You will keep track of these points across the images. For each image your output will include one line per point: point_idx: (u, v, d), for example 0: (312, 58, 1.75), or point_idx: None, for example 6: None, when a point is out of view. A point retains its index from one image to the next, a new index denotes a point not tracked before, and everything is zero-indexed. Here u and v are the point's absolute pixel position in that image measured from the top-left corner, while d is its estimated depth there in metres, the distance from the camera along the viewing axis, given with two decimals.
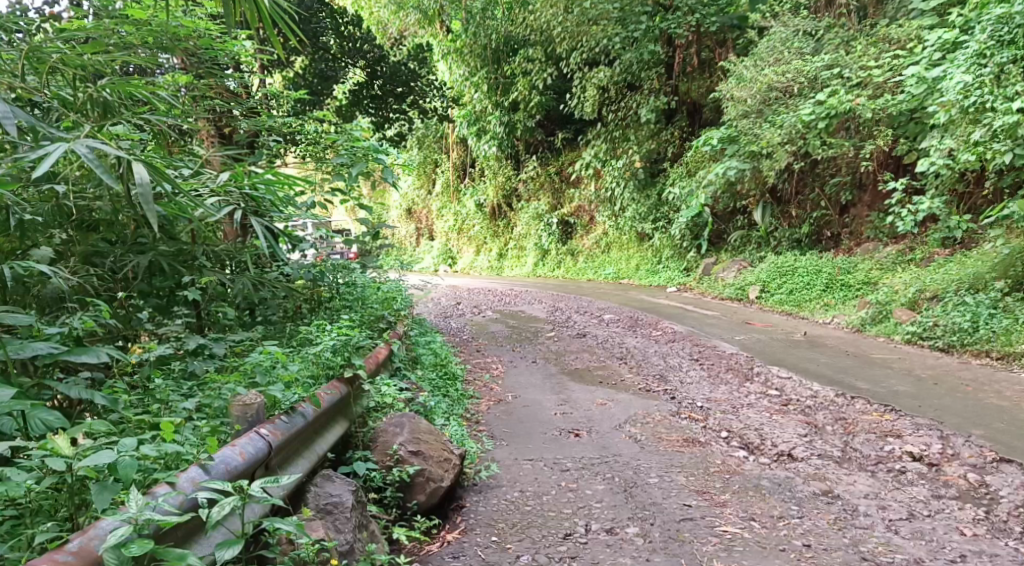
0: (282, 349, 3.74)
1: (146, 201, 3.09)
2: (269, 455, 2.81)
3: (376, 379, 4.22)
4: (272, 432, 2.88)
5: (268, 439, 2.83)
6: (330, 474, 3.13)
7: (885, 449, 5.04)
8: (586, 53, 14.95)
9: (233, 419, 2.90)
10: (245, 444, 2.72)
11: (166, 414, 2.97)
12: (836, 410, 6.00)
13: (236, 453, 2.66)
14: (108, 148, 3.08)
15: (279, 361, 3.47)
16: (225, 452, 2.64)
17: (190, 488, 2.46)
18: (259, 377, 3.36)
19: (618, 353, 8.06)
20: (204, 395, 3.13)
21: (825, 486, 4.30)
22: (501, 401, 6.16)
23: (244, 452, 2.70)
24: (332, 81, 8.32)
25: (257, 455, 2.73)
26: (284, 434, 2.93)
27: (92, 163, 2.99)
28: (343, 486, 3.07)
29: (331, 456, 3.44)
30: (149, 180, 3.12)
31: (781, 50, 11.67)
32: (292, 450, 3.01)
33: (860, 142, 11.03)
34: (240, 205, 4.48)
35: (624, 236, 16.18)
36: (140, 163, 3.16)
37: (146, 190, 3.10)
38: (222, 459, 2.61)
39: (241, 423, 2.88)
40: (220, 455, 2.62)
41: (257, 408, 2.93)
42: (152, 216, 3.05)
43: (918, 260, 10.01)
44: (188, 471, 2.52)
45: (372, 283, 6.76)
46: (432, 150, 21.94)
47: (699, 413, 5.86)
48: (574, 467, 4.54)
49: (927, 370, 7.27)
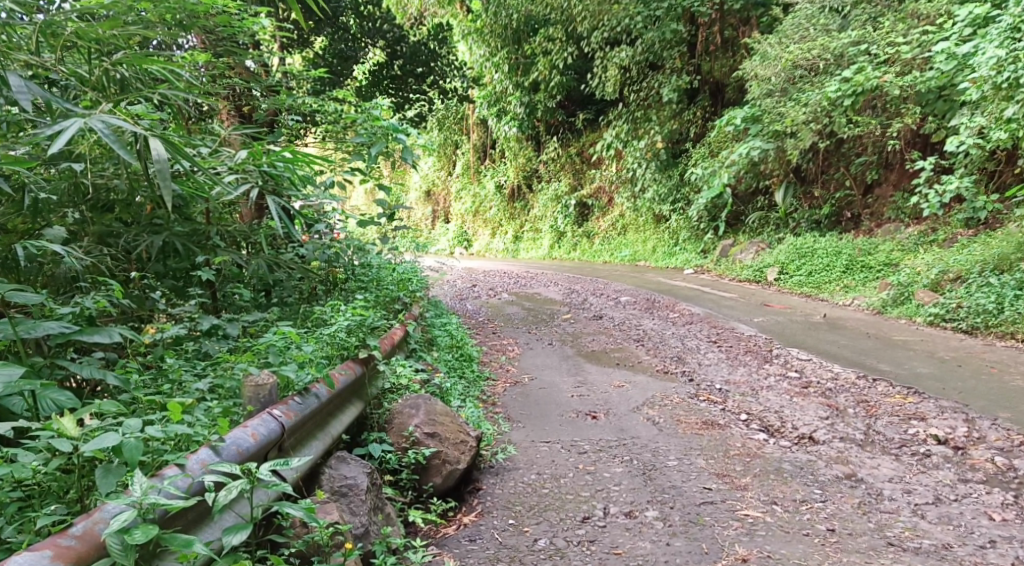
0: (296, 330, 3.71)
1: (164, 177, 3.04)
2: (282, 437, 2.80)
3: (391, 360, 4.17)
4: (286, 413, 2.87)
5: (282, 420, 2.82)
6: (345, 455, 3.11)
7: (909, 432, 4.95)
8: (607, 32, 14.76)
9: (245, 399, 2.85)
10: (257, 425, 2.70)
11: (179, 395, 2.96)
12: (857, 393, 5.90)
13: (248, 435, 2.65)
14: (125, 124, 3.03)
15: (292, 341, 3.43)
16: (237, 433, 2.63)
17: (199, 470, 2.44)
18: (273, 360, 3.31)
19: (635, 335, 7.99)
20: (217, 376, 3.11)
21: (848, 469, 4.22)
22: (517, 382, 6.13)
23: (257, 433, 2.69)
24: (350, 61, 8.27)
25: (269, 437, 2.72)
26: (298, 415, 2.91)
27: (109, 139, 2.95)
28: (358, 468, 3.05)
29: (346, 438, 3.42)
30: (167, 156, 3.08)
31: (808, 27, 11.49)
32: (306, 431, 3.00)
33: (886, 120, 10.80)
34: (258, 183, 4.33)
35: (642, 217, 16.04)
36: (157, 139, 3.12)
37: (164, 166, 3.05)
38: (233, 441, 2.59)
39: (253, 403, 2.83)
40: (231, 437, 2.60)
41: (269, 389, 2.86)
42: (169, 193, 3.01)
43: (940, 240, 9.80)
44: (198, 452, 2.50)
45: (386, 264, 6.74)
46: (451, 131, 21.86)
47: (718, 395, 5.79)
48: (592, 450, 4.50)
49: (951, 352, 7.14)
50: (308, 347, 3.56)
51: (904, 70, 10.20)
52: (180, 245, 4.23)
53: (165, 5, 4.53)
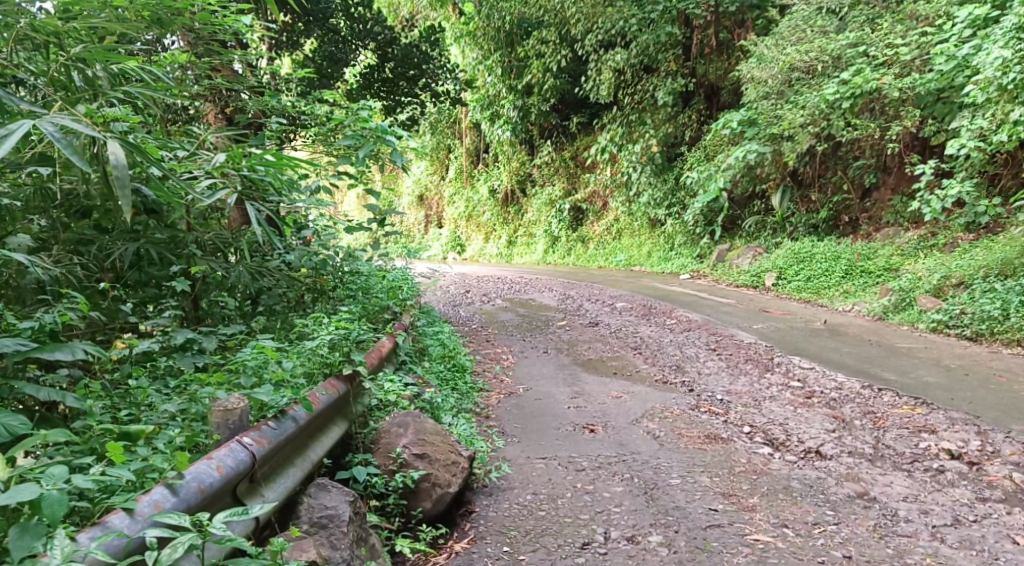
0: (276, 344, 3.48)
1: (122, 184, 2.83)
2: (252, 468, 2.57)
3: (378, 375, 3.94)
4: (259, 441, 2.65)
5: (255, 449, 2.60)
6: (327, 482, 2.88)
7: (920, 446, 4.75)
8: (601, 35, 14.56)
9: (212, 426, 2.63)
10: (224, 457, 2.48)
11: (145, 420, 2.75)
12: (863, 404, 5.70)
13: (213, 468, 2.43)
14: (79, 126, 2.81)
15: (270, 358, 3.21)
16: (200, 467, 2.41)
17: (149, 514, 2.22)
18: (250, 381, 3.10)
19: (632, 343, 7.78)
20: (187, 399, 2.89)
21: (860, 488, 4.01)
22: (511, 393, 5.91)
23: (223, 465, 2.46)
24: (340, 63, 8.06)
25: (236, 469, 2.49)
26: (272, 442, 2.69)
27: (60, 144, 2.74)
28: (340, 496, 2.82)
29: (328, 462, 3.19)
30: (126, 161, 2.87)
31: (804, 29, 11.36)
32: (283, 459, 2.78)
33: (885, 123, 10.63)
34: (237, 188, 4.03)
35: (637, 222, 15.85)
36: (115, 143, 2.91)
37: (122, 173, 2.84)
38: (195, 476, 2.37)
39: (220, 431, 2.62)
40: (192, 472, 2.38)
41: (238, 414, 2.64)
42: (127, 201, 2.80)
43: (941, 245, 9.66)
44: (151, 493, 2.27)
45: (375, 271, 6.51)
46: (444, 135, 21.64)
47: (719, 407, 5.58)
48: (590, 467, 4.29)
49: (957, 360, 6.94)
50: (287, 367, 3.34)
51: (903, 72, 10.02)
52: (154, 253, 4.00)
53: (141, 1, 4.31)
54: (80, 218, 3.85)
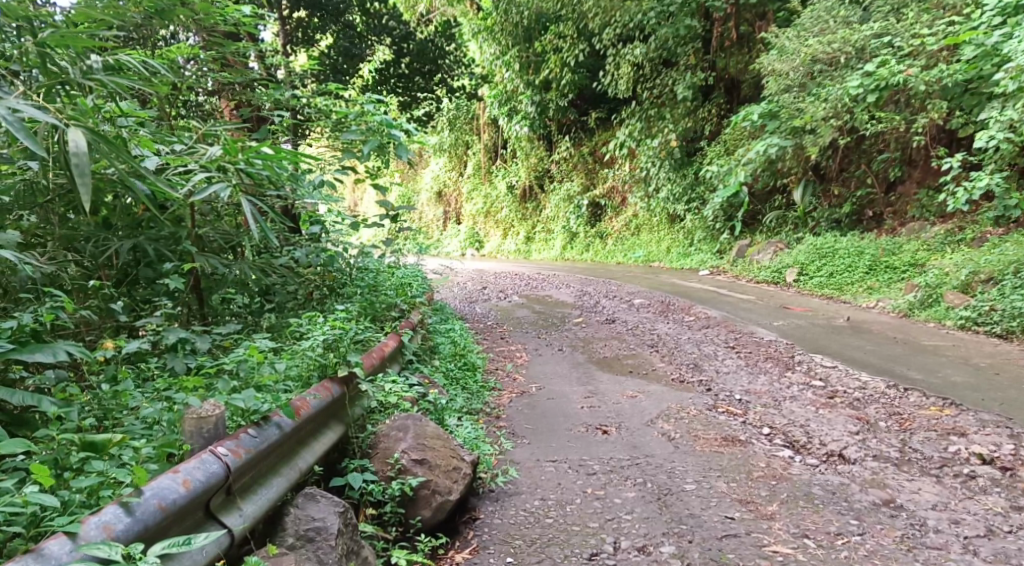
0: (269, 345, 3.35)
1: (81, 172, 2.74)
2: (225, 482, 2.43)
3: (380, 376, 3.79)
4: (235, 451, 2.50)
5: (229, 460, 2.46)
6: (315, 491, 2.74)
7: (949, 450, 4.53)
8: (619, 28, 14.35)
9: (184, 434, 2.50)
10: (192, 471, 2.34)
11: (123, 428, 2.64)
12: (888, 404, 5.47)
13: (179, 482, 2.29)
14: (37, 111, 2.72)
15: (259, 361, 3.09)
16: (164, 481, 2.27)
17: (98, 536, 2.08)
18: (237, 386, 2.98)
19: (650, 340, 7.59)
20: (170, 404, 2.77)
21: (886, 495, 3.81)
22: (524, 392, 5.75)
23: (191, 479, 2.33)
24: (356, 59, 7.91)
25: (205, 484, 2.35)
26: (250, 452, 2.55)
27: (17, 129, 2.64)
28: (329, 507, 2.68)
29: (320, 469, 3.05)
30: (86, 149, 2.78)
31: (827, 20, 11.08)
32: (264, 468, 2.65)
33: (911, 115, 10.31)
34: (231, 180, 3.69)
35: (656, 217, 15.63)
36: (76, 130, 2.81)
37: (82, 161, 2.75)
38: (156, 492, 2.23)
39: (193, 440, 2.49)
40: (154, 488, 2.24)
41: (214, 422, 2.51)
42: (85, 190, 2.71)
43: (969, 239, 9.36)
44: (102, 512, 2.13)
45: (384, 268, 6.37)
46: (462, 131, 21.52)
47: (738, 407, 5.38)
48: (601, 470, 4.13)
49: (987, 359, 6.68)
50: (278, 369, 3.21)
51: (930, 63, 9.70)
52: (149, 250, 3.89)
53: None
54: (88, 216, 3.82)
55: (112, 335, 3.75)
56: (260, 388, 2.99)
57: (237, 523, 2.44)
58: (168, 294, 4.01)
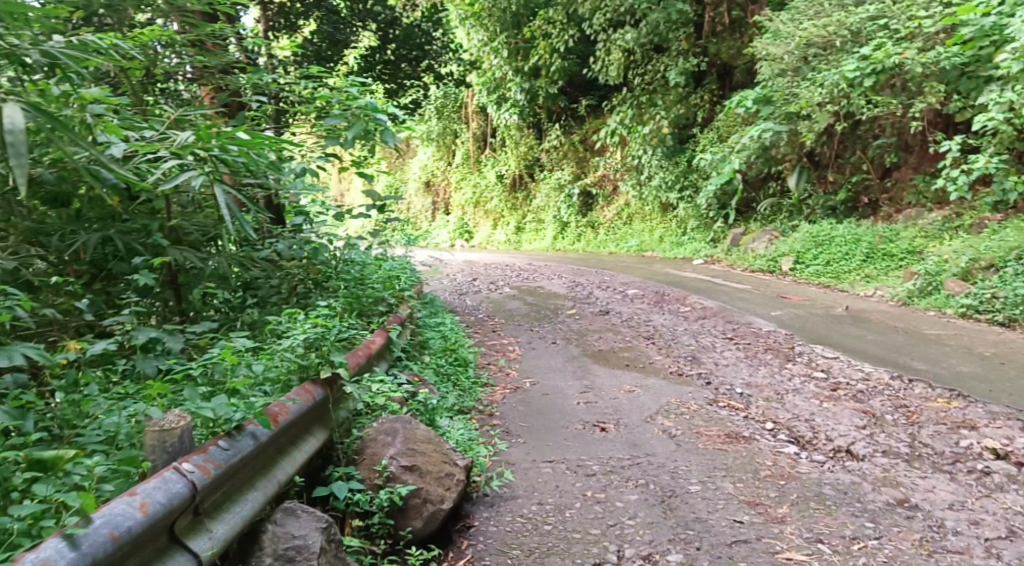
0: (246, 345, 3.15)
1: (17, 151, 2.46)
2: (189, 503, 2.20)
3: (366, 376, 3.58)
4: (201, 468, 2.28)
5: (194, 478, 2.22)
6: (295, 506, 2.54)
7: (960, 445, 4.35)
8: (609, 14, 14.09)
9: (146, 449, 2.30)
10: (151, 492, 2.10)
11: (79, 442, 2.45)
12: (894, 397, 5.30)
13: (136, 506, 2.04)
14: None
15: (233, 364, 2.89)
16: (119, 507, 2.02)
17: None
18: (208, 393, 2.78)
19: (645, 332, 7.39)
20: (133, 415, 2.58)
21: (900, 494, 3.64)
22: (517, 388, 5.54)
23: (149, 501, 2.08)
24: (340, 46, 7.64)
25: (166, 507, 2.11)
26: (218, 467, 2.33)
27: None
28: (311, 522, 2.49)
29: (301, 480, 2.85)
30: (23, 125, 2.50)
31: (822, 2, 10.88)
32: (235, 485, 2.43)
33: (907, 100, 10.12)
34: (203, 170, 3.43)
35: (648, 206, 15.42)
36: (12, 106, 2.53)
37: (17, 139, 2.47)
38: (109, 520, 1.98)
39: (155, 456, 2.29)
40: (107, 515, 1.99)
41: (178, 435, 2.31)
42: (20, 171, 2.44)
43: (967, 226, 9.20)
44: (42, 548, 1.84)
45: (370, 261, 6.14)
46: (451, 120, 21.26)
47: (739, 401, 5.19)
48: (601, 471, 3.94)
49: (991, 348, 6.51)
50: (254, 372, 3.01)
51: (926, 46, 9.50)
52: (118, 244, 3.65)
53: None
54: (57, 207, 3.60)
55: (78, 335, 3.53)
56: (233, 394, 2.79)
57: (205, 547, 2.22)
58: (139, 291, 3.79)
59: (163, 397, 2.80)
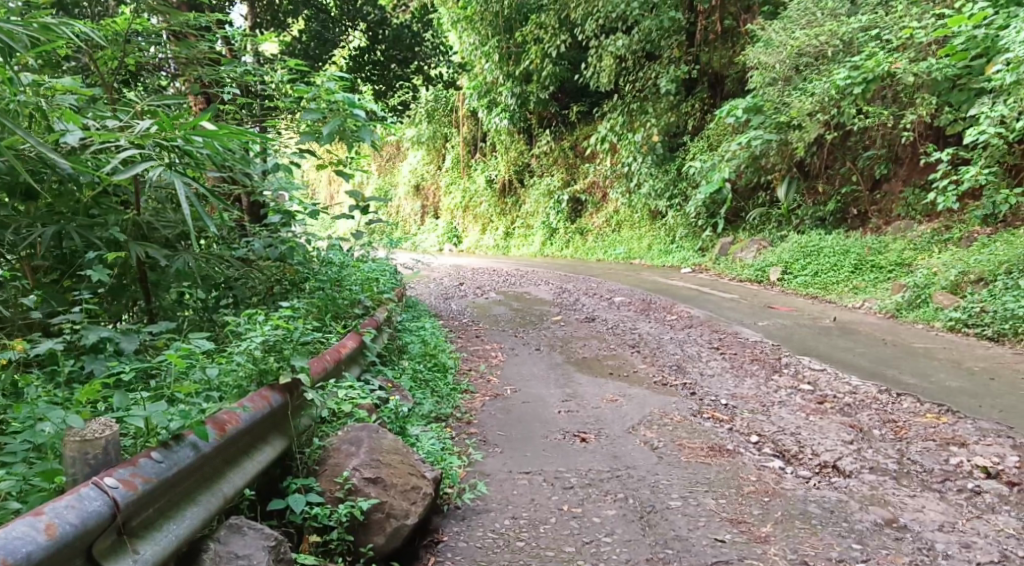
0: (199, 347, 3.02)
1: None
2: (106, 524, 2.10)
3: (333, 381, 3.44)
4: (126, 484, 2.18)
5: (115, 495, 2.14)
6: (240, 522, 2.50)
7: (950, 463, 4.22)
8: (601, 19, 14.01)
9: (65, 458, 2.18)
10: (59, 514, 2.01)
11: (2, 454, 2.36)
12: (882, 411, 5.17)
13: (39, 530, 1.96)
14: None
15: (181, 368, 2.76)
16: (20, 529, 1.94)
17: None
18: (150, 400, 2.66)
19: (631, 340, 7.25)
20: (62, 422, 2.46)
21: (888, 513, 3.53)
22: (497, 395, 5.38)
23: (58, 523, 2.00)
24: (329, 45, 7.48)
25: (75, 530, 2.02)
26: (146, 483, 2.23)
27: None
28: (258, 541, 2.45)
29: (253, 494, 2.72)
30: None
31: (814, 12, 10.82)
32: (169, 503, 2.32)
33: (898, 111, 10.06)
34: (165, 162, 3.26)
35: (637, 214, 15.31)
36: None
37: None
38: (6, 545, 1.90)
39: (74, 467, 2.17)
40: (5, 538, 1.91)
41: (103, 446, 2.20)
42: None
43: (956, 239, 9.14)
44: None
45: (349, 262, 5.96)
46: (441, 124, 21.10)
47: (724, 413, 5.05)
48: (579, 484, 3.80)
49: (979, 363, 6.40)
50: (205, 376, 2.91)
51: (918, 57, 9.43)
52: (76, 240, 3.49)
53: None
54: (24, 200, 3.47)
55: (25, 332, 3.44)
56: (175, 400, 2.66)
57: None
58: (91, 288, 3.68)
59: (101, 403, 2.67)
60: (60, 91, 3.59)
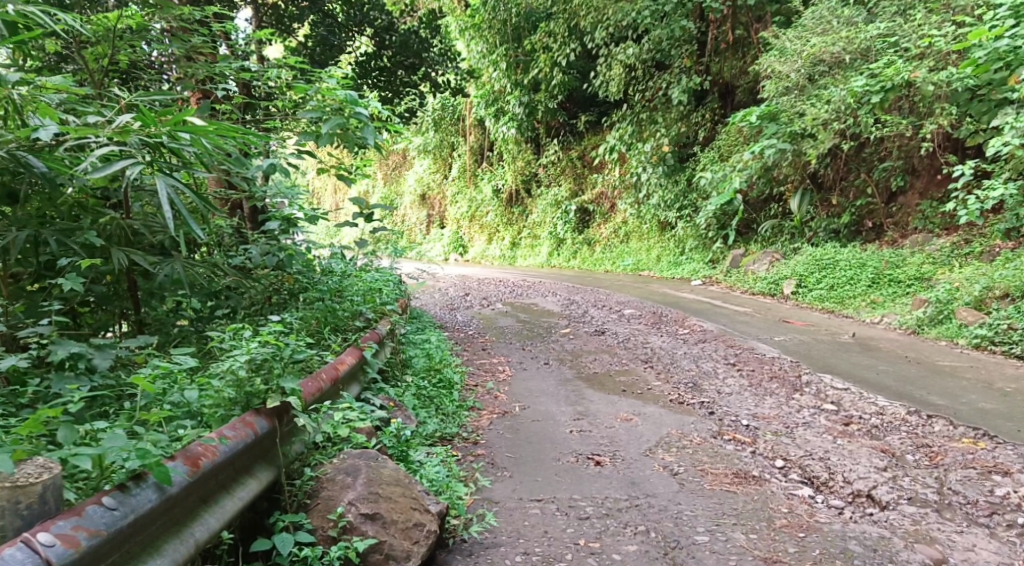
0: (175, 367, 2.77)
1: None
2: None
3: (327, 403, 3.16)
4: (64, 541, 1.97)
5: (49, 555, 1.93)
6: None
7: (995, 494, 3.90)
8: (611, 27, 13.76)
9: None
10: None
11: None
12: (914, 434, 4.86)
13: None
14: None
15: (146, 395, 2.50)
16: None
17: None
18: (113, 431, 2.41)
19: (643, 355, 6.94)
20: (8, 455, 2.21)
21: (936, 553, 3.30)
22: (505, 412, 5.07)
23: None
24: (335, 50, 7.24)
25: None
26: (90, 537, 2.01)
27: None
28: None
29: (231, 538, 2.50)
30: None
31: (830, 20, 10.57)
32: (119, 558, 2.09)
33: (917, 121, 9.76)
34: (144, 159, 2.96)
35: (645, 225, 15.01)
36: None
37: None
38: None
39: (7, 519, 1.98)
40: None
41: (35, 496, 2.00)
42: None
43: (977, 253, 8.84)
44: None
45: (351, 272, 5.67)
46: (448, 133, 20.86)
47: (746, 435, 4.74)
48: (596, 514, 3.50)
49: (1011, 383, 6.08)
50: (183, 401, 2.70)
51: (937, 66, 9.13)
52: (52, 244, 3.24)
53: None
54: (8, 202, 3.26)
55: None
56: (142, 431, 2.41)
57: None
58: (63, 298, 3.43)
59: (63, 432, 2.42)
60: (48, 90, 3.34)
